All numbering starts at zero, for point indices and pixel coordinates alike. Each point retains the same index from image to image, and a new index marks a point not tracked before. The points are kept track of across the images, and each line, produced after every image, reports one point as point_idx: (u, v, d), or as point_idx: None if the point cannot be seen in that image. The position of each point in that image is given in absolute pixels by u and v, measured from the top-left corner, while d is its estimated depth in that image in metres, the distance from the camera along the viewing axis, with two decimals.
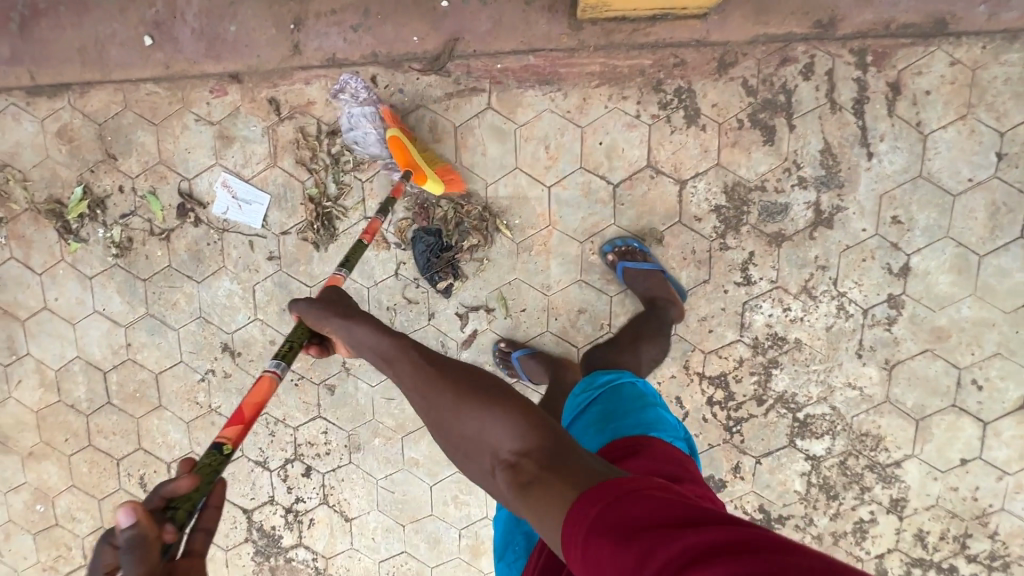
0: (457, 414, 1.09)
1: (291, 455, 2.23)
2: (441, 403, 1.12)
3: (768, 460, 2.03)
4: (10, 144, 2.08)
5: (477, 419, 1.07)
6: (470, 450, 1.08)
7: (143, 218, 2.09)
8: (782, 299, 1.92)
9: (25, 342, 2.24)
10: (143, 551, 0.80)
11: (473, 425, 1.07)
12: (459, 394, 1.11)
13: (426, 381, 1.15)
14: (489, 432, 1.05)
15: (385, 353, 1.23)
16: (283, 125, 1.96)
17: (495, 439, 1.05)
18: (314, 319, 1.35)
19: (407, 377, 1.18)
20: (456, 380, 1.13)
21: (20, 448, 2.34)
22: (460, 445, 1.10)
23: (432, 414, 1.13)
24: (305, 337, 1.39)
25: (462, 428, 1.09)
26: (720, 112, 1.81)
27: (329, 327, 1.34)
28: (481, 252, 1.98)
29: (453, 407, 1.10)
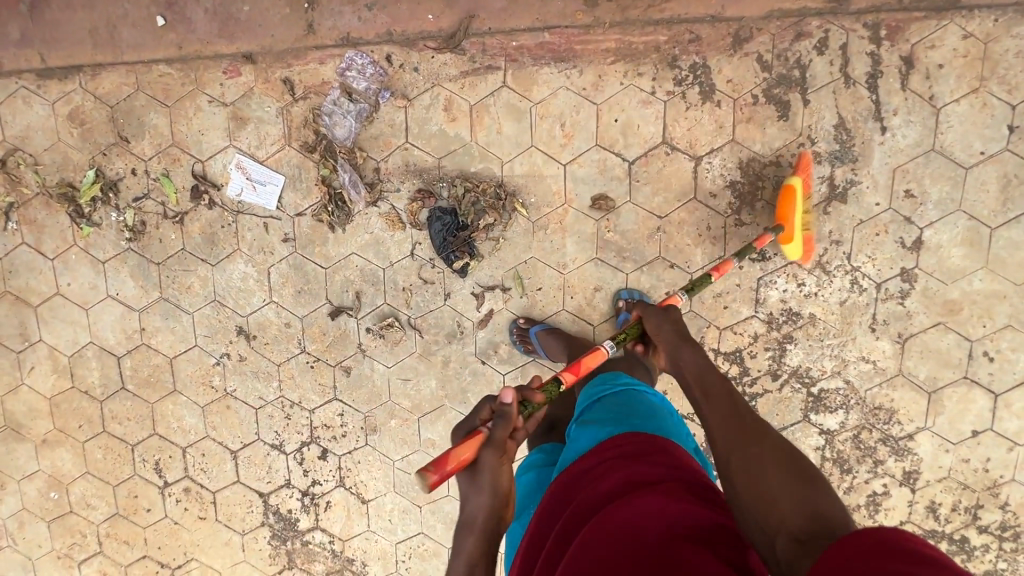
0: (761, 464, 0.96)
1: (307, 438, 2.24)
2: (748, 450, 0.99)
3: (782, 435, 2.05)
4: (21, 128, 2.07)
5: (767, 472, 0.93)
6: (749, 499, 0.93)
7: (157, 201, 2.08)
8: (797, 274, 1.93)
9: (38, 328, 2.23)
10: (505, 424, 1.10)
11: (768, 476, 0.93)
12: (764, 447, 0.99)
13: (742, 428, 1.04)
14: (777, 489, 0.90)
15: (702, 381, 1.20)
16: (297, 105, 1.96)
17: (780, 500, 0.89)
18: (668, 341, 1.34)
19: (721, 418, 1.09)
20: (769, 442, 1.00)
21: (34, 435, 2.33)
22: (743, 496, 0.94)
23: (739, 454, 1.00)
24: (636, 335, 1.50)
25: (756, 478, 0.94)
26: (735, 88, 1.83)
27: (658, 336, 1.37)
28: (497, 231, 1.99)
29: (755, 455, 0.98)
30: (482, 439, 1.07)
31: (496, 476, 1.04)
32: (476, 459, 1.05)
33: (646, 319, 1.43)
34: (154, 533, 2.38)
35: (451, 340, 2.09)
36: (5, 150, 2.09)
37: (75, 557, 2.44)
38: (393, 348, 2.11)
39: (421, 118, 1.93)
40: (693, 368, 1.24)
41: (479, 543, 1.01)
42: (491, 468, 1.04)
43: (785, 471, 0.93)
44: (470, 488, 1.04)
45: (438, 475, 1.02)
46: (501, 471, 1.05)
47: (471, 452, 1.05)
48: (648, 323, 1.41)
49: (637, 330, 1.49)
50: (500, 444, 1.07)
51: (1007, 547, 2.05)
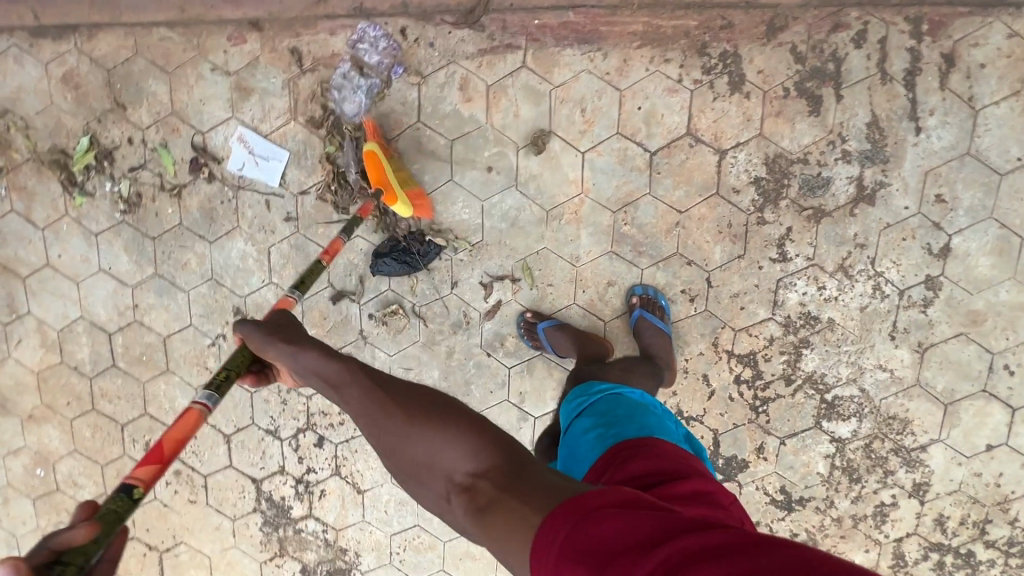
0: (411, 442, 1.01)
1: (303, 425, 2.17)
2: (392, 428, 1.04)
3: (792, 441, 2.00)
4: (11, 89, 1.96)
5: (434, 441, 1.00)
6: (421, 475, 1.00)
7: (153, 173, 1.98)
8: (818, 278, 1.87)
9: (26, 300, 2.14)
10: None
11: (421, 449, 1.00)
12: (411, 420, 1.03)
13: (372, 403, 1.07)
14: (448, 458, 0.99)
15: (343, 376, 1.13)
16: (304, 78, 1.86)
17: (446, 464, 0.98)
18: (260, 344, 1.22)
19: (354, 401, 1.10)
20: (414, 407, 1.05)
21: (20, 410, 2.26)
22: (410, 473, 1.02)
23: (392, 442, 1.04)
24: (247, 362, 1.27)
25: (419, 454, 1.00)
26: (765, 79, 1.74)
27: (275, 353, 1.20)
28: (509, 219, 1.91)
29: (401, 434, 1.02)
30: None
31: None
32: None
33: (246, 338, 1.24)
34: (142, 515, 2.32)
35: (456, 331, 2.02)
36: None
37: None
38: (396, 336, 2.04)
39: (434, 97, 1.84)
40: (327, 374, 1.15)
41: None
42: None
43: (427, 432, 1.01)
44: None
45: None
46: None
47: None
48: (251, 343, 1.23)
49: (247, 352, 1.27)
50: None
51: (1012, 563, 2.02)
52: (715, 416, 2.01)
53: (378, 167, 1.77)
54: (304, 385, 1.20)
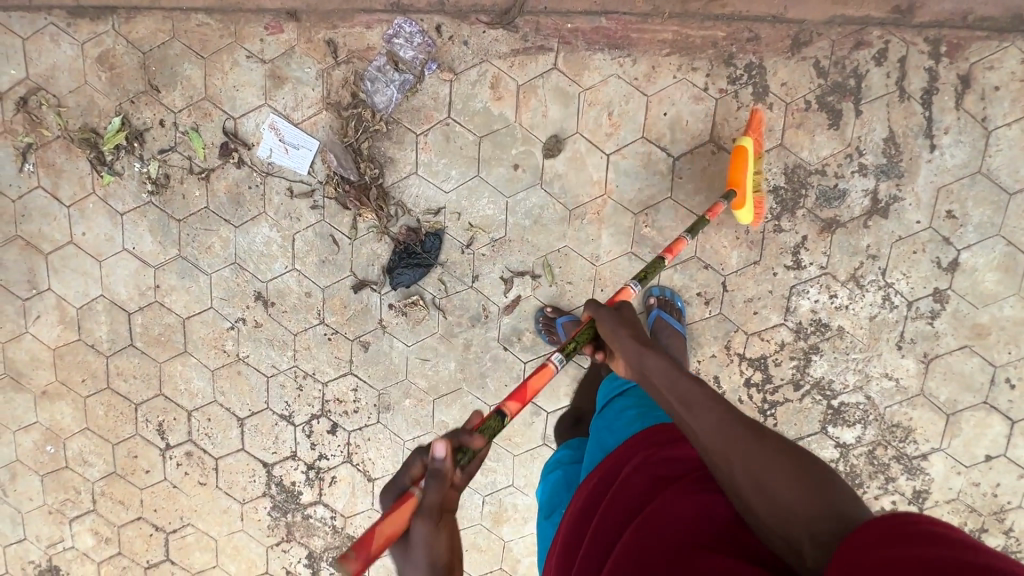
0: (765, 465, 0.89)
1: (317, 411, 2.19)
2: (733, 440, 0.94)
3: (798, 445, 2.05)
4: (46, 67, 1.98)
5: (772, 469, 0.88)
6: (761, 504, 0.87)
7: (183, 155, 2.01)
8: (829, 286, 1.92)
9: (47, 276, 2.16)
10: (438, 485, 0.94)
11: (774, 474, 0.87)
12: (758, 438, 0.93)
13: (725, 418, 0.98)
14: (782, 487, 0.86)
15: (661, 371, 1.15)
16: (339, 69, 1.90)
17: (788, 501, 0.84)
18: (609, 332, 1.31)
19: (704, 417, 1.01)
20: (755, 428, 0.95)
21: (34, 386, 2.27)
22: (754, 500, 0.88)
23: (721, 445, 0.95)
24: (585, 338, 1.40)
25: (763, 480, 0.88)
26: (788, 92, 1.80)
27: (620, 345, 1.26)
28: (532, 215, 1.95)
29: (751, 452, 0.91)
30: (414, 506, 0.92)
31: (432, 544, 0.91)
32: (407, 531, 0.91)
33: (597, 319, 1.35)
34: (151, 495, 2.33)
35: (475, 323, 2.05)
36: (27, 88, 2.00)
37: (67, 513, 2.38)
38: (415, 327, 2.07)
39: (466, 94, 1.88)
40: (646, 365, 1.18)
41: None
42: (424, 538, 0.91)
43: (779, 458, 0.89)
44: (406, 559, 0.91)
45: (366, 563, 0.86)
46: (438, 539, 0.92)
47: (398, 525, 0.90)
48: (599, 322, 1.35)
49: (591, 332, 1.40)
50: (433, 509, 0.92)
51: None
52: None
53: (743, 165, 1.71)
54: (642, 380, 1.19)
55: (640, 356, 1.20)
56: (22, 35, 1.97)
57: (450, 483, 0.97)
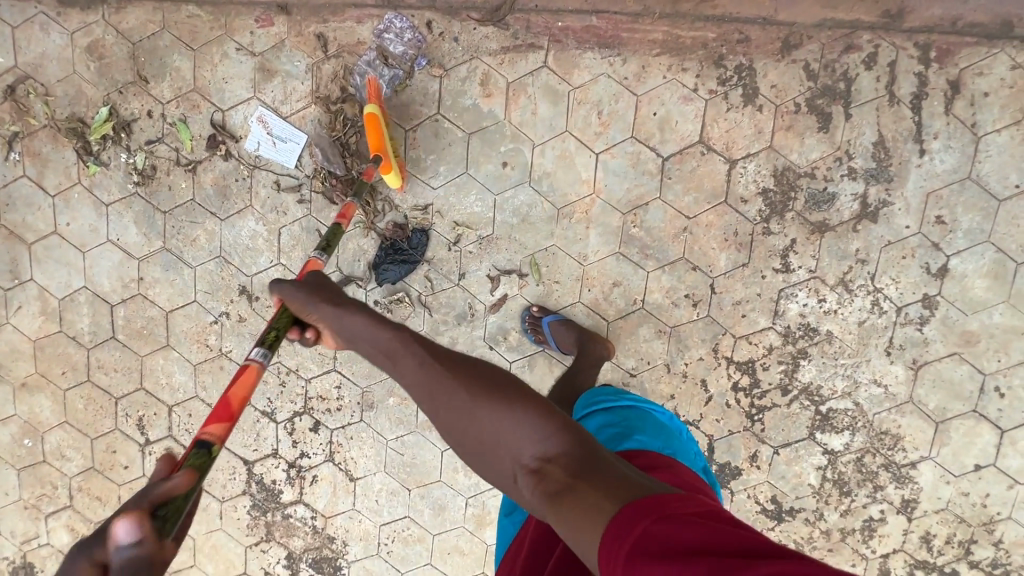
0: (474, 415, 0.99)
1: (300, 409, 2.16)
2: (438, 393, 1.02)
3: (786, 451, 2.02)
4: (35, 55, 1.98)
5: (485, 413, 0.98)
6: (483, 453, 0.99)
7: (170, 147, 2.00)
8: (818, 290, 1.91)
9: (30, 266, 2.13)
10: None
11: (489, 422, 0.98)
12: (462, 387, 1.02)
13: (431, 373, 1.05)
14: (501, 432, 0.97)
15: (389, 347, 1.12)
16: (328, 63, 1.89)
17: (511, 447, 0.96)
18: (301, 306, 1.27)
19: (412, 374, 1.06)
20: (466, 376, 1.04)
21: (13, 378, 2.23)
22: (477, 449, 0.99)
23: (436, 404, 1.02)
24: (287, 322, 1.30)
25: (479, 429, 0.98)
26: (778, 94, 1.80)
27: (318, 315, 1.24)
28: (520, 214, 1.93)
29: (465, 405, 1.00)
30: None
31: None
32: None
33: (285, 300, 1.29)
34: (129, 491, 2.29)
35: (460, 322, 2.03)
36: (15, 76, 1.99)
37: (43, 509, 2.34)
38: None
39: (455, 90, 1.87)
40: (354, 334, 1.17)
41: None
42: None
43: (497, 402, 0.99)
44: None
45: None
46: None
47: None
48: (289, 303, 1.29)
49: (287, 316, 1.30)
50: None
51: None
52: (712, 422, 2.02)
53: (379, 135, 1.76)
54: (352, 347, 1.19)
55: (339, 319, 1.20)
56: (11, 23, 1.96)
57: (159, 562, 0.75)
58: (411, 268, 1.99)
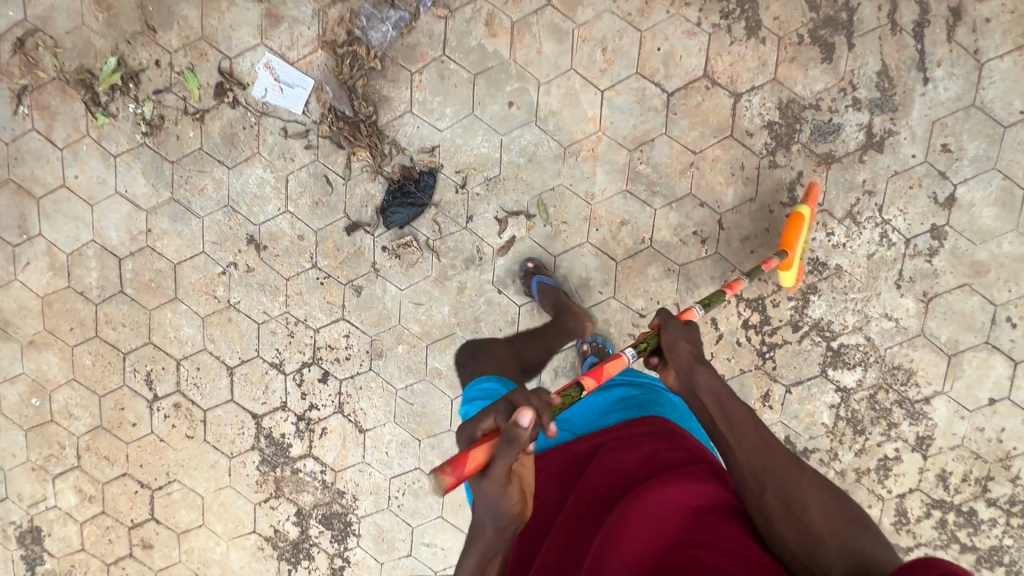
0: (805, 501, 0.99)
1: (309, 359, 2.15)
2: (779, 470, 1.03)
3: (798, 389, 2.01)
4: (44, 8, 2.00)
5: (825, 517, 0.97)
6: (791, 534, 0.95)
7: (178, 96, 2.01)
8: (826, 223, 1.91)
9: (38, 221, 2.14)
10: (509, 450, 0.95)
11: (816, 517, 0.97)
12: (804, 478, 1.02)
13: (779, 451, 1.06)
14: (823, 530, 0.95)
15: (722, 393, 1.16)
16: (334, 7, 1.91)
17: (826, 545, 0.93)
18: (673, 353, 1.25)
19: (753, 442, 1.08)
20: (807, 471, 1.04)
21: (21, 335, 2.23)
22: (787, 531, 0.95)
23: (777, 474, 1.03)
24: (650, 346, 1.34)
25: (800, 514, 0.97)
26: (781, 25, 1.81)
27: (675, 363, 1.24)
28: (527, 154, 1.94)
29: (792, 484, 1.01)
30: (486, 458, 0.96)
31: (497, 499, 0.97)
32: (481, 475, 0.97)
33: (665, 330, 1.27)
34: (137, 450, 2.28)
35: (469, 266, 2.03)
36: (25, 29, 2.01)
37: (50, 470, 2.32)
38: (409, 270, 2.05)
39: (460, 31, 1.89)
40: (705, 389, 1.17)
41: (497, 540, 0.99)
42: (494, 496, 0.96)
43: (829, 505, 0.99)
44: (485, 486, 0.97)
45: (455, 476, 0.93)
46: (501, 496, 0.97)
47: (487, 454, 0.96)
48: (666, 336, 1.26)
49: (653, 340, 1.33)
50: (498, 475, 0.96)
51: (1014, 523, 2.01)
52: (723, 361, 2.02)
53: None
54: (687, 395, 1.21)
55: (692, 377, 1.19)
56: None
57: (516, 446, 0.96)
58: (420, 210, 2.00)
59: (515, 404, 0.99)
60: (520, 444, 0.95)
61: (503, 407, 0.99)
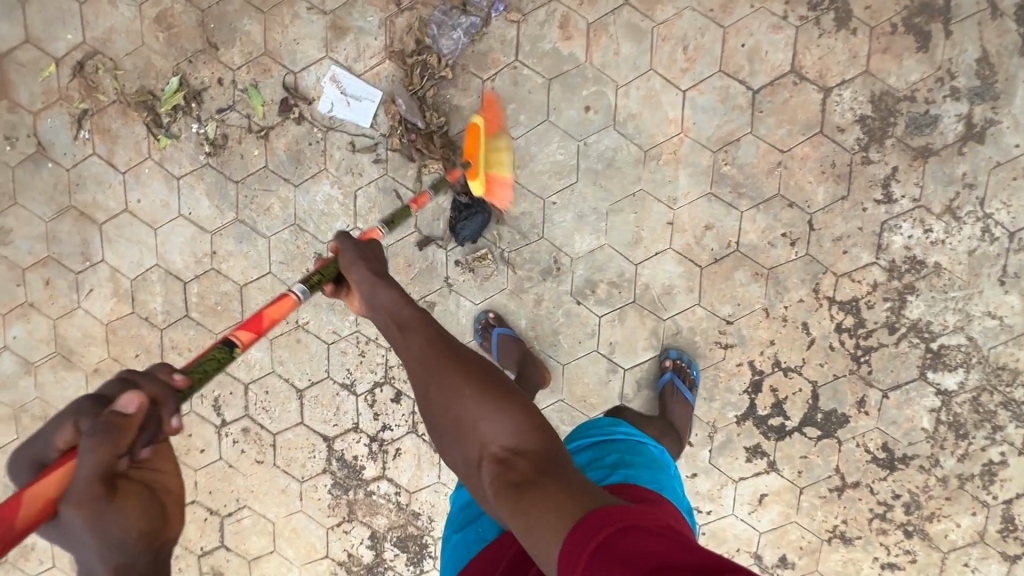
0: (461, 396, 1.02)
1: (381, 378, 2.10)
2: (443, 377, 1.04)
3: (895, 394, 1.93)
4: (103, 30, 1.96)
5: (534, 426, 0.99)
6: (457, 433, 1.02)
7: (242, 114, 1.96)
8: (924, 220, 1.82)
9: (101, 247, 2.10)
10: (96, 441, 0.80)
11: (473, 406, 1.01)
12: (466, 377, 1.04)
13: (433, 350, 1.08)
14: (479, 418, 1.00)
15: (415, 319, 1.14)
16: (402, 16, 1.86)
17: (484, 433, 0.99)
18: (353, 273, 1.23)
19: (416, 347, 1.10)
20: (466, 363, 1.06)
21: (86, 364, 2.19)
22: (447, 425, 1.03)
23: (422, 375, 1.07)
24: (329, 275, 1.31)
25: (459, 408, 1.01)
26: (873, 15, 1.73)
27: (356, 278, 1.23)
28: (605, 159, 1.87)
29: (454, 385, 1.03)
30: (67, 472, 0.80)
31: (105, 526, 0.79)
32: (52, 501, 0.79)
33: (342, 254, 1.27)
34: (206, 477, 2.23)
35: (546, 278, 1.96)
36: (83, 53, 1.97)
37: None
38: (483, 284, 1.99)
39: (534, 36, 1.83)
40: (377, 301, 1.18)
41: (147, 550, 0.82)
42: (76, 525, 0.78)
43: (486, 397, 1.02)
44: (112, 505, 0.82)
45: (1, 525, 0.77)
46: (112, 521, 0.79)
47: (66, 472, 0.80)
48: (347, 267, 1.24)
49: (332, 269, 1.31)
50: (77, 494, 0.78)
51: None
52: (815, 367, 1.94)
53: (475, 142, 1.82)
54: (365, 310, 1.23)
55: (351, 268, 1.24)
56: None
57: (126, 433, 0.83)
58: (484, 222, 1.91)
59: (117, 395, 0.89)
60: (125, 439, 0.83)
61: (156, 381, 0.94)
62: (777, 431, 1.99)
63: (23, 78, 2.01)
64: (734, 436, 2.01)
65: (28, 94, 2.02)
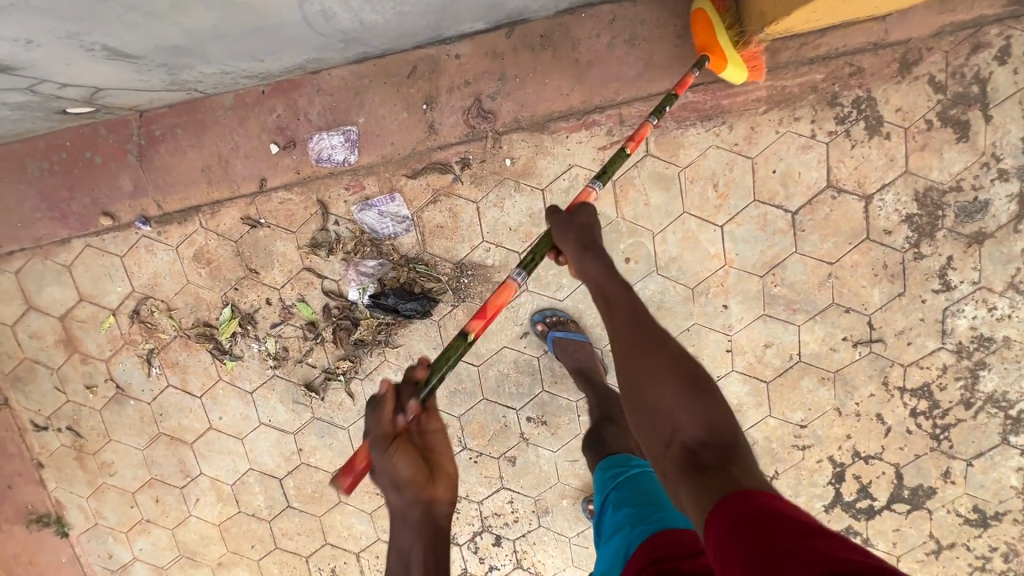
0: (659, 380, 0.93)
1: (479, 528, 2.20)
2: (644, 356, 0.97)
3: (980, 461, 1.96)
4: (148, 276, 2.03)
5: (684, 397, 0.90)
6: (648, 418, 0.93)
7: (296, 326, 2.03)
8: (986, 299, 1.80)
9: (197, 462, 2.25)
10: None
11: (670, 393, 0.91)
12: (667, 360, 0.95)
13: (645, 338, 0.99)
14: (675, 405, 0.89)
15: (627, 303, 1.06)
16: (428, 210, 1.87)
17: (680, 418, 0.89)
18: (573, 247, 1.20)
19: (622, 325, 1.04)
20: (671, 352, 0.96)
21: (209, 560, 2.36)
22: (639, 407, 0.95)
23: (630, 369, 0.98)
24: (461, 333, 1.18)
25: (658, 395, 0.92)
26: (905, 116, 1.68)
27: (569, 251, 1.20)
28: (655, 301, 1.88)
29: (661, 366, 0.94)
30: None
31: None
32: None
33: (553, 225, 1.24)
34: None
35: None
36: (136, 299, 2.06)
37: None
38: (557, 433, 2.07)
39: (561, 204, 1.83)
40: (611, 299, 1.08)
41: None
42: None
43: (672, 379, 0.92)
44: None
45: None
46: None
47: None
48: (558, 235, 1.23)
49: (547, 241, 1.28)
50: None
51: None
52: (895, 451, 1.98)
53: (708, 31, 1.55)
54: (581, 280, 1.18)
55: (565, 238, 1.21)
56: (119, 252, 2.01)
57: None
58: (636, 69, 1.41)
59: None
60: None
61: None
62: (867, 511, 2.04)
63: (87, 332, 2.12)
64: (825, 523, 2.06)
65: (95, 345, 2.13)
